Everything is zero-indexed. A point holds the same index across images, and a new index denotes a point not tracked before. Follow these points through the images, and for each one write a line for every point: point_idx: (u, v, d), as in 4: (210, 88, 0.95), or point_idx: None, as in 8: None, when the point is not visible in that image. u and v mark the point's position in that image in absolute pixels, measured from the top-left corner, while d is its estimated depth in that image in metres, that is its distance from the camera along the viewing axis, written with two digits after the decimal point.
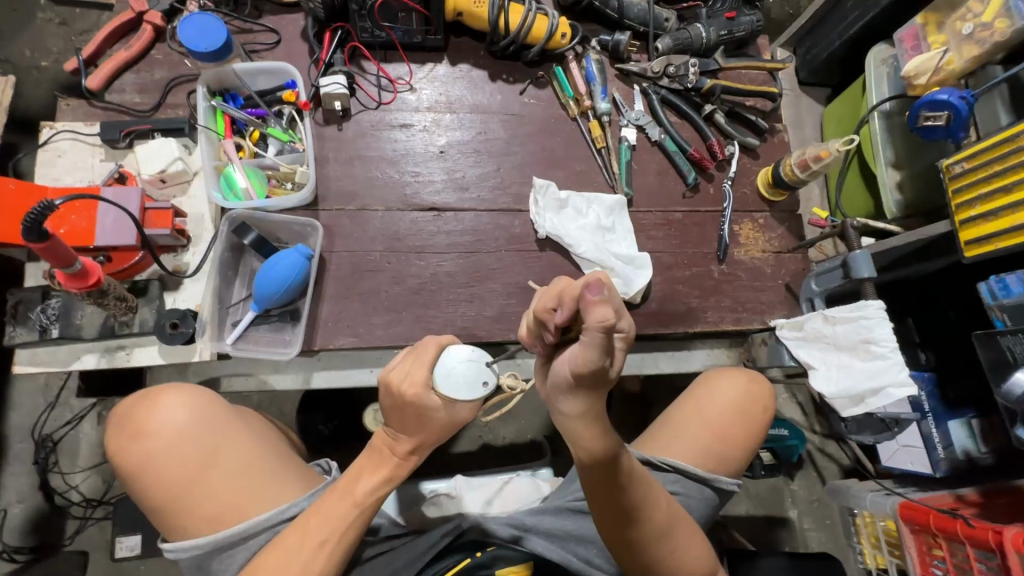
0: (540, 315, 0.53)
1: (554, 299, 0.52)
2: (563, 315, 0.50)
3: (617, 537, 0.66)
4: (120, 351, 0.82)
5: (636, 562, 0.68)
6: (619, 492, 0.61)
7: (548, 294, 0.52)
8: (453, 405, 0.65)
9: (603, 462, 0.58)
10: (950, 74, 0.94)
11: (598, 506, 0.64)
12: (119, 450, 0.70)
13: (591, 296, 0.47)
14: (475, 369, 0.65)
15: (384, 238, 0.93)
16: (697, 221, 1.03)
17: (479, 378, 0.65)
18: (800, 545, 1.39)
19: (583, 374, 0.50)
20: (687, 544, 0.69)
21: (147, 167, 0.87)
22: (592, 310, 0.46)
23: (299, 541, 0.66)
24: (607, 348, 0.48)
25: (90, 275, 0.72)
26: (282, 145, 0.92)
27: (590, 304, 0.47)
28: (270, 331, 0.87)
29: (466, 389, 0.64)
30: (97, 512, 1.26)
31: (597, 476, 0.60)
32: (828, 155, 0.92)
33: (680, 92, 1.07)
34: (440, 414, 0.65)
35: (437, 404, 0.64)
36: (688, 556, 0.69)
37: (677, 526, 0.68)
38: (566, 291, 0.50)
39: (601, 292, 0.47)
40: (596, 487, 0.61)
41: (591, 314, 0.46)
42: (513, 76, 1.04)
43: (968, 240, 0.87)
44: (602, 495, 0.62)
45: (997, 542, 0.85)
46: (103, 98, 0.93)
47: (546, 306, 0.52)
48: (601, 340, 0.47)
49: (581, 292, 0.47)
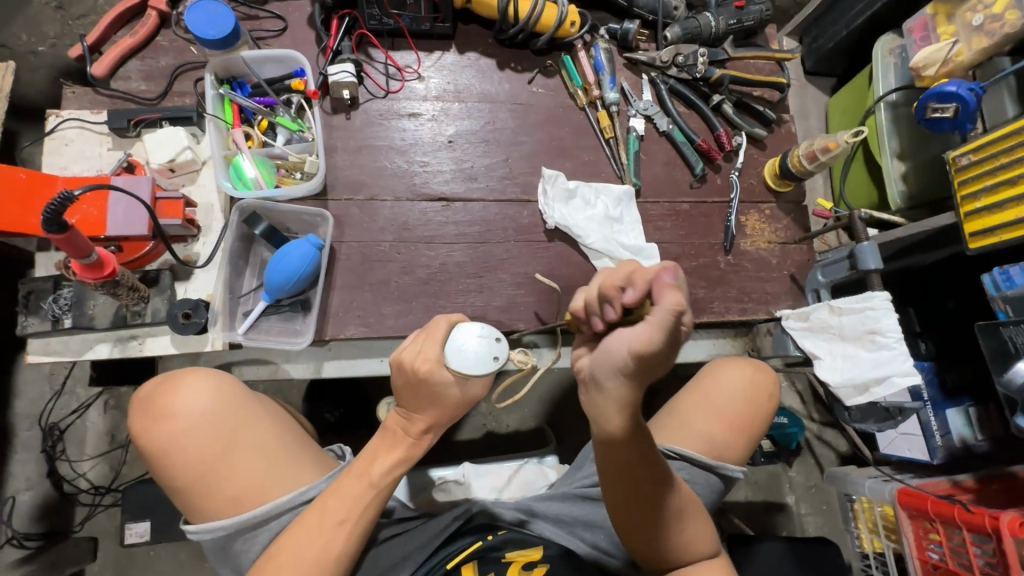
0: (606, 291, 0.59)
1: (622, 278, 0.58)
2: (633, 294, 0.56)
3: (629, 517, 0.67)
4: (133, 341, 0.82)
5: (646, 541, 0.69)
6: (635, 473, 0.63)
7: (617, 273, 0.58)
8: (464, 381, 0.66)
9: (625, 443, 0.59)
10: (959, 66, 0.94)
11: (612, 487, 0.65)
12: (142, 432, 0.71)
13: (669, 280, 0.53)
14: (485, 346, 0.65)
15: (393, 228, 0.93)
16: (704, 212, 1.03)
17: (490, 353, 0.66)
18: (796, 529, 1.42)
19: (642, 355, 0.52)
20: (694, 525, 0.70)
21: (155, 156, 0.86)
22: (667, 291, 0.52)
23: (319, 522, 0.67)
24: (672, 334, 0.51)
25: (106, 265, 0.72)
26: (290, 134, 0.92)
27: (665, 287, 0.53)
28: (280, 321, 0.87)
29: (477, 364, 0.65)
30: (105, 499, 1.27)
31: (615, 457, 0.61)
32: (837, 147, 0.93)
33: (688, 82, 1.06)
34: (453, 391, 0.66)
35: (449, 379, 0.65)
36: (700, 535, 0.71)
37: (687, 508, 0.69)
38: (641, 273, 0.55)
39: (676, 277, 0.53)
40: (612, 468, 0.63)
41: (666, 296, 0.52)
42: (521, 65, 1.04)
43: (974, 232, 0.88)
44: (619, 476, 0.64)
45: (994, 526, 0.88)
46: (108, 86, 0.92)
47: (614, 284, 0.58)
48: (669, 322, 0.51)
49: (658, 274, 0.54)
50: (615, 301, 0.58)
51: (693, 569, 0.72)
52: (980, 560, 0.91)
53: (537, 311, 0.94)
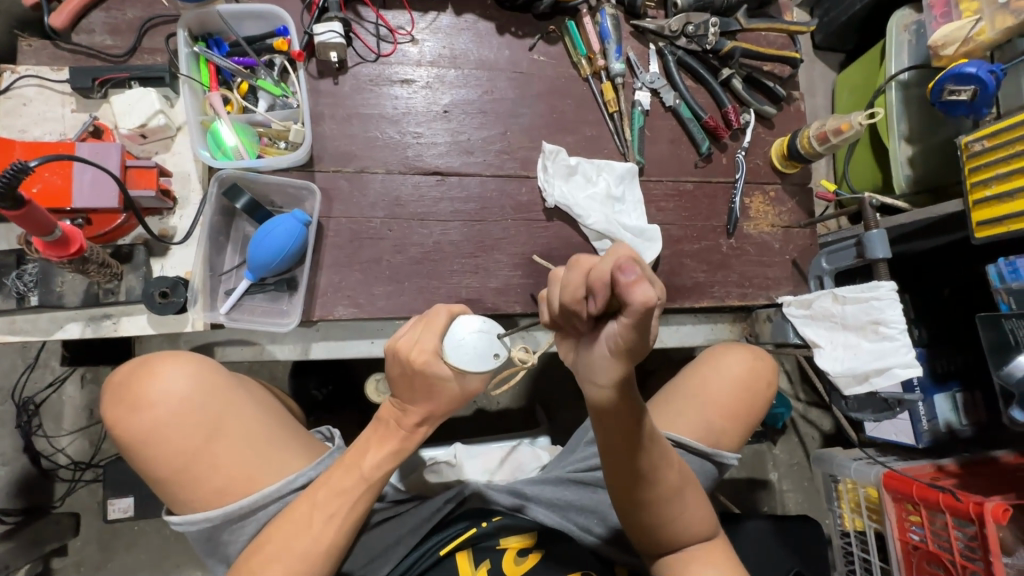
0: (568, 304, 0.51)
1: (582, 287, 0.49)
2: (598, 303, 0.47)
3: (624, 495, 0.66)
4: (107, 320, 0.77)
5: (643, 522, 0.68)
6: (632, 454, 0.61)
7: (575, 283, 0.49)
8: (462, 375, 0.62)
9: (623, 422, 0.57)
10: (980, 46, 0.90)
11: (611, 465, 0.64)
12: (117, 421, 0.67)
13: (630, 277, 0.43)
14: (485, 341, 0.62)
15: (385, 204, 0.88)
16: (708, 192, 0.99)
17: (490, 349, 0.62)
18: (778, 505, 1.45)
19: (626, 351, 0.49)
20: (693, 508, 0.70)
21: (124, 121, 0.79)
22: (633, 294, 0.43)
23: (308, 516, 0.65)
24: (650, 325, 0.46)
25: (71, 242, 0.67)
26: (273, 99, 0.85)
27: (629, 287, 0.44)
28: (266, 300, 0.83)
29: (477, 360, 0.61)
30: (86, 474, 1.23)
31: (613, 436, 0.59)
32: (849, 128, 0.89)
33: (697, 54, 1.01)
34: (450, 385, 0.63)
35: (447, 373, 0.62)
36: (695, 521, 0.70)
37: (685, 490, 0.69)
38: (596, 279, 0.46)
39: (637, 271, 0.44)
40: (610, 449, 0.61)
41: (633, 296, 0.44)
42: (522, 30, 0.97)
43: (980, 221, 0.86)
44: (619, 457, 0.62)
45: (978, 513, 0.89)
46: (70, 39, 0.84)
47: (575, 297, 0.49)
48: (646, 319, 0.45)
49: (616, 275, 0.44)
50: (581, 312, 0.50)
51: (692, 551, 0.72)
52: (960, 543, 0.93)
53: (534, 293, 0.91)
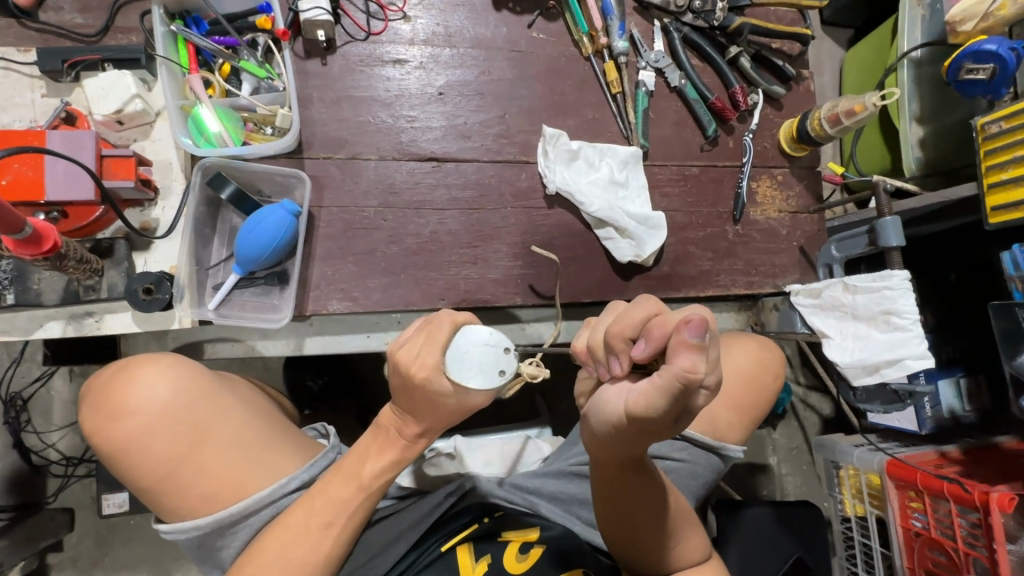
0: (610, 339, 0.48)
1: (636, 328, 0.47)
2: (645, 349, 0.46)
3: (615, 526, 0.66)
4: (89, 318, 0.74)
5: (633, 544, 0.67)
6: (626, 500, 0.62)
7: (629, 319, 0.47)
8: (465, 391, 0.57)
9: (626, 475, 0.60)
10: (1000, 21, 0.85)
11: (602, 511, 0.65)
12: (97, 430, 0.64)
13: (689, 337, 0.43)
14: (491, 356, 0.57)
15: (379, 192, 0.84)
16: (714, 177, 0.96)
17: (495, 365, 0.57)
18: (777, 489, 1.45)
19: (636, 414, 0.47)
20: (687, 534, 0.68)
21: (98, 106, 0.74)
22: (681, 353, 0.43)
23: (304, 523, 0.64)
24: (677, 399, 0.45)
25: (45, 239, 0.63)
26: (257, 82, 0.80)
27: (682, 346, 0.43)
28: (256, 295, 0.80)
29: (481, 377, 0.56)
30: (78, 469, 1.21)
31: (607, 476, 0.61)
32: (863, 110, 0.86)
33: (703, 31, 0.97)
34: (450, 401, 0.58)
35: (448, 389, 0.57)
36: (677, 554, 0.68)
37: (682, 519, 0.67)
38: (658, 324, 0.45)
39: (700, 337, 0.43)
40: (605, 498, 0.63)
41: (679, 357, 0.43)
42: (521, 6, 0.92)
43: (995, 206, 0.83)
44: (613, 505, 0.63)
45: (982, 501, 0.88)
46: (37, 18, 0.78)
47: (623, 334, 0.47)
48: (677, 388, 0.44)
49: (679, 328, 0.44)
50: (622, 355, 0.48)
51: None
52: (963, 531, 0.93)
53: (533, 285, 0.88)
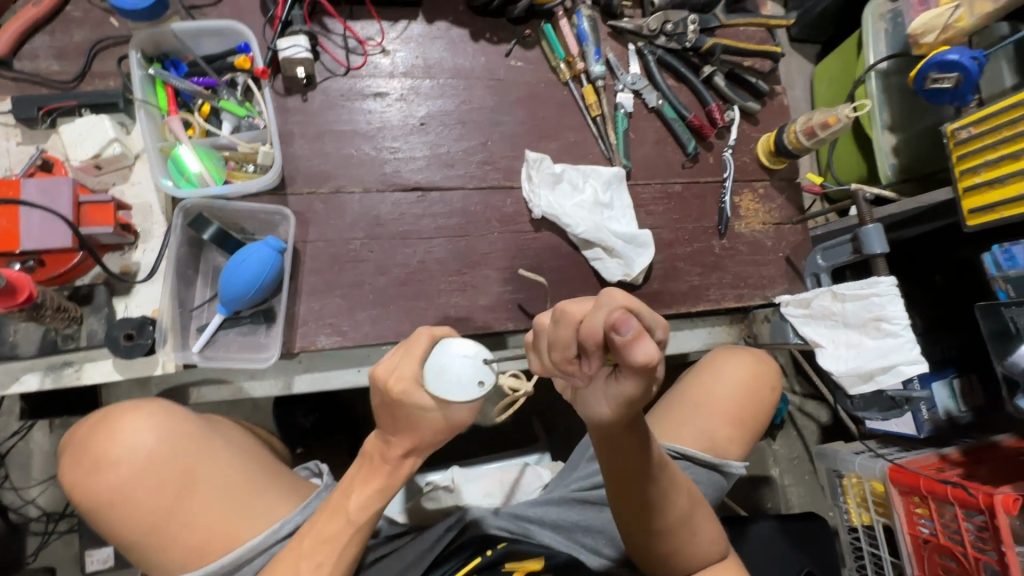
0: (561, 362, 0.48)
1: (573, 345, 0.46)
2: (595, 362, 0.45)
3: (633, 523, 0.64)
4: (68, 367, 0.72)
5: (653, 548, 0.66)
6: (637, 483, 0.59)
7: (563, 342, 0.46)
8: (445, 406, 0.56)
9: (632, 454, 0.56)
10: (959, 33, 0.88)
11: (618, 499, 0.62)
12: (79, 484, 0.62)
13: (626, 336, 0.41)
14: (471, 367, 0.54)
15: (365, 223, 0.84)
16: (697, 193, 0.97)
17: (475, 377, 0.54)
18: (781, 501, 1.43)
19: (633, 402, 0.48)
20: (704, 529, 0.67)
21: (76, 151, 0.74)
22: (632, 355, 0.41)
23: (294, 567, 0.61)
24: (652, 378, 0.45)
25: (19, 290, 0.61)
26: (238, 121, 0.80)
27: (629, 346, 0.41)
28: (241, 335, 0.78)
29: (459, 389, 0.54)
30: (59, 525, 1.16)
31: (614, 455, 0.57)
32: (837, 121, 0.88)
33: (676, 52, 0.99)
34: (433, 416, 0.57)
35: (428, 403, 0.55)
36: (697, 555, 0.67)
37: (697, 512, 0.66)
38: (588, 339, 0.43)
39: (634, 328, 0.41)
40: (616, 480, 0.60)
41: (633, 356, 0.41)
42: (498, 36, 0.94)
43: (972, 209, 0.84)
44: (624, 490, 0.61)
45: (988, 503, 0.87)
46: (13, 66, 0.78)
47: (567, 357, 0.46)
48: (650, 374, 0.43)
49: (610, 333, 0.41)
50: (578, 372, 0.48)
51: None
52: (970, 534, 0.92)
53: (524, 309, 0.87)
